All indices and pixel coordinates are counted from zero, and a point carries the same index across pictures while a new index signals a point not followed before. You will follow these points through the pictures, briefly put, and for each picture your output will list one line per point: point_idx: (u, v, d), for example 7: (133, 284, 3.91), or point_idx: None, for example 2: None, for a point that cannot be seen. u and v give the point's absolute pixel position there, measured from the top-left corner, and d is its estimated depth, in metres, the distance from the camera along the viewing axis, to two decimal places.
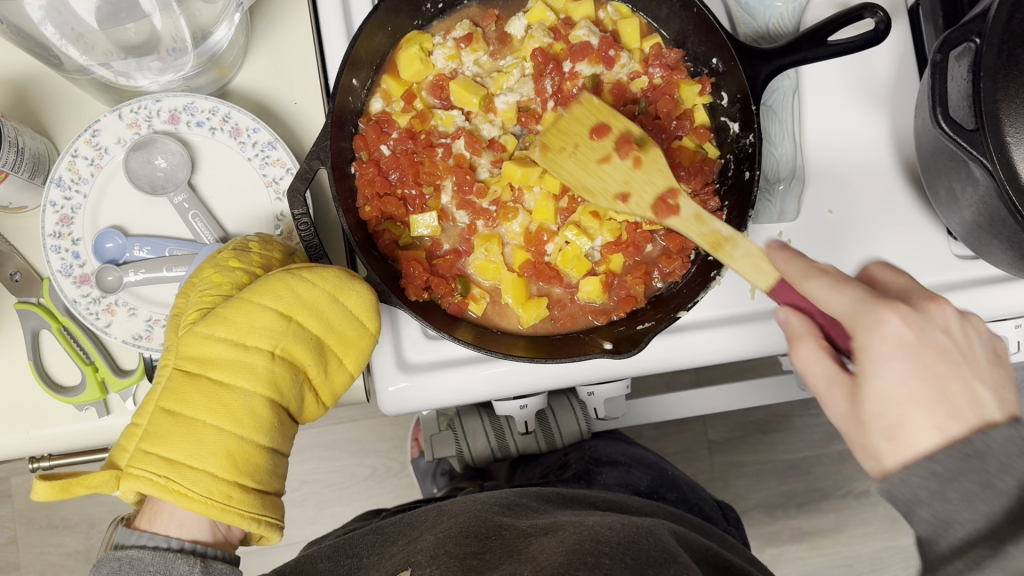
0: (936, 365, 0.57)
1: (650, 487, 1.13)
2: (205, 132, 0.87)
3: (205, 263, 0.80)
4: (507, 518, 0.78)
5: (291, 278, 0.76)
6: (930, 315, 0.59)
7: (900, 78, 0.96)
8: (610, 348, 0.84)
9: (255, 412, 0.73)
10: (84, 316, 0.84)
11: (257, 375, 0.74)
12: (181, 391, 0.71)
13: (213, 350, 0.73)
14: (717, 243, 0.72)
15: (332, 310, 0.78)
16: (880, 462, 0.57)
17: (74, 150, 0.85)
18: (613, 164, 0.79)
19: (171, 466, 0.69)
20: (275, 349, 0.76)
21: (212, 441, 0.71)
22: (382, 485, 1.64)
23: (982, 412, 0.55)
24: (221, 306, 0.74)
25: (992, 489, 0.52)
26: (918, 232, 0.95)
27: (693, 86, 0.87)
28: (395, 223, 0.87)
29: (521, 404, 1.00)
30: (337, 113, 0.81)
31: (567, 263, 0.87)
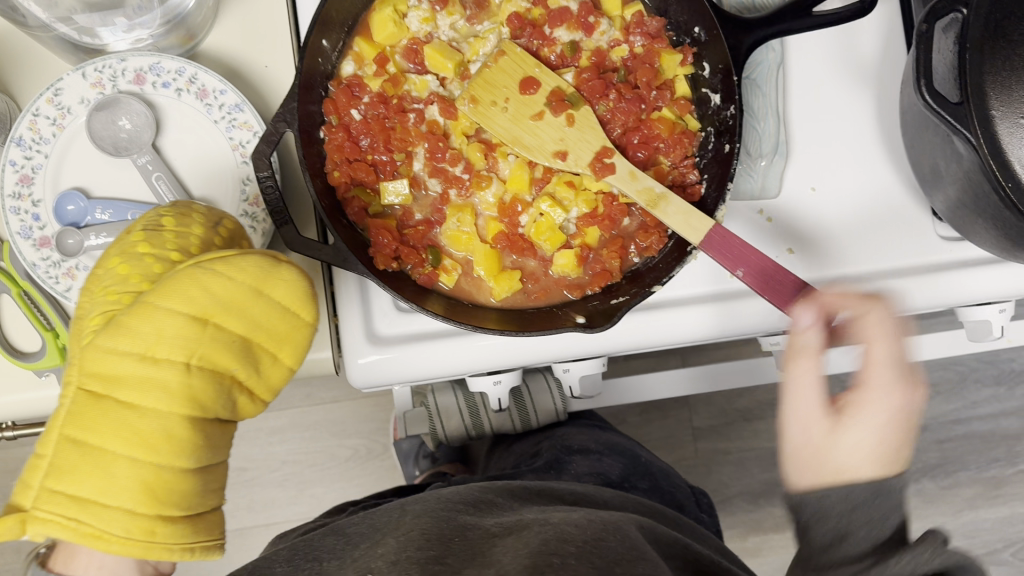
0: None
1: (621, 476, 1.07)
2: (171, 93, 0.84)
3: (112, 247, 0.74)
4: (472, 517, 0.72)
5: (201, 275, 0.70)
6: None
7: (888, 51, 0.93)
8: (582, 322, 0.82)
9: (172, 435, 0.68)
10: (44, 280, 0.82)
11: (171, 393, 0.68)
12: (87, 418, 0.65)
13: (116, 367, 0.67)
14: (652, 200, 0.79)
15: (256, 306, 0.73)
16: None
17: (35, 109, 0.82)
18: (547, 121, 0.82)
19: (82, 505, 0.65)
20: (191, 358, 0.69)
21: (125, 474, 0.66)
22: (364, 468, 1.62)
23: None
24: (125, 315, 0.68)
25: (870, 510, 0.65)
26: (902, 212, 0.92)
27: (675, 55, 0.86)
28: (364, 189, 0.86)
29: (494, 380, 0.97)
30: (306, 74, 0.80)
31: (540, 235, 0.85)
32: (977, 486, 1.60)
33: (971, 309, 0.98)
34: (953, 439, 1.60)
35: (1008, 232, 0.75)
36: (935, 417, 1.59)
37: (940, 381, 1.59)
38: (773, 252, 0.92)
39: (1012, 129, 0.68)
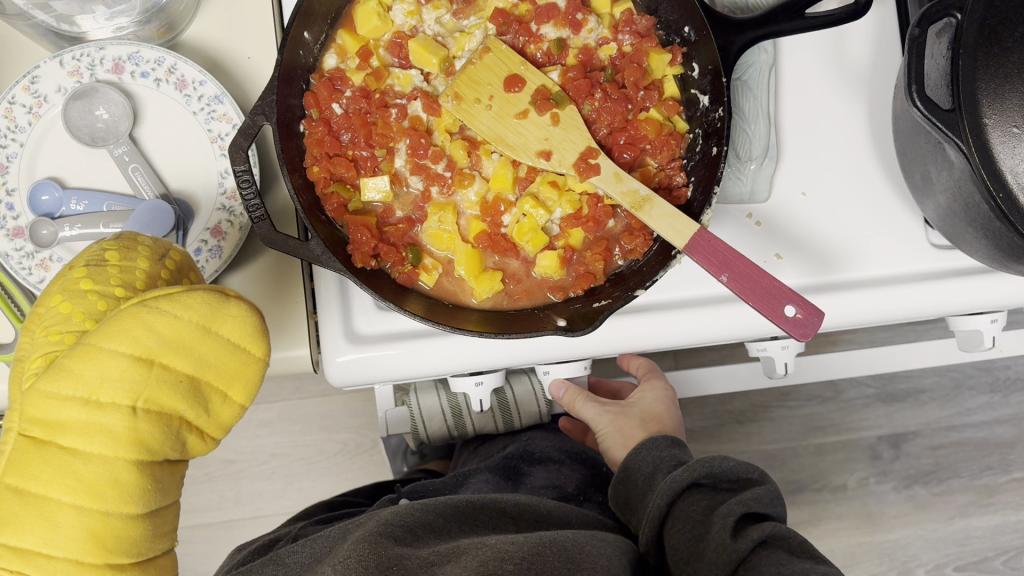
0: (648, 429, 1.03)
1: (578, 489, 1.05)
2: (150, 83, 0.83)
3: (52, 284, 0.68)
4: (405, 547, 0.69)
5: (148, 314, 0.64)
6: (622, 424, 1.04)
7: (880, 55, 0.92)
8: (564, 326, 0.80)
9: (119, 480, 0.61)
10: (16, 271, 0.80)
11: (115, 439, 0.61)
12: (29, 466, 0.59)
13: (59, 413, 0.60)
14: (636, 203, 0.77)
15: (205, 343, 0.67)
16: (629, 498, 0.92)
17: (10, 96, 0.81)
18: (533, 121, 0.81)
19: (25, 557, 0.59)
20: (137, 401, 0.63)
21: (70, 523, 0.59)
22: (352, 462, 1.61)
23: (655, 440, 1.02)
24: (64, 359, 0.61)
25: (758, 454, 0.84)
26: (891, 218, 0.91)
27: (664, 55, 0.84)
28: (344, 186, 0.84)
29: (477, 381, 0.96)
30: (286, 68, 0.78)
31: (522, 236, 0.84)
32: (969, 493, 1.58)
33: (963, 318, 0.96)
34: (946, 445, 1.58)
35: (999, 243, 0.74)
36: (927, 422, 1.58)
37: (933, 387, 1.57)
38: (762, 257, 0.90)
39: (1005, 136, 0.67)
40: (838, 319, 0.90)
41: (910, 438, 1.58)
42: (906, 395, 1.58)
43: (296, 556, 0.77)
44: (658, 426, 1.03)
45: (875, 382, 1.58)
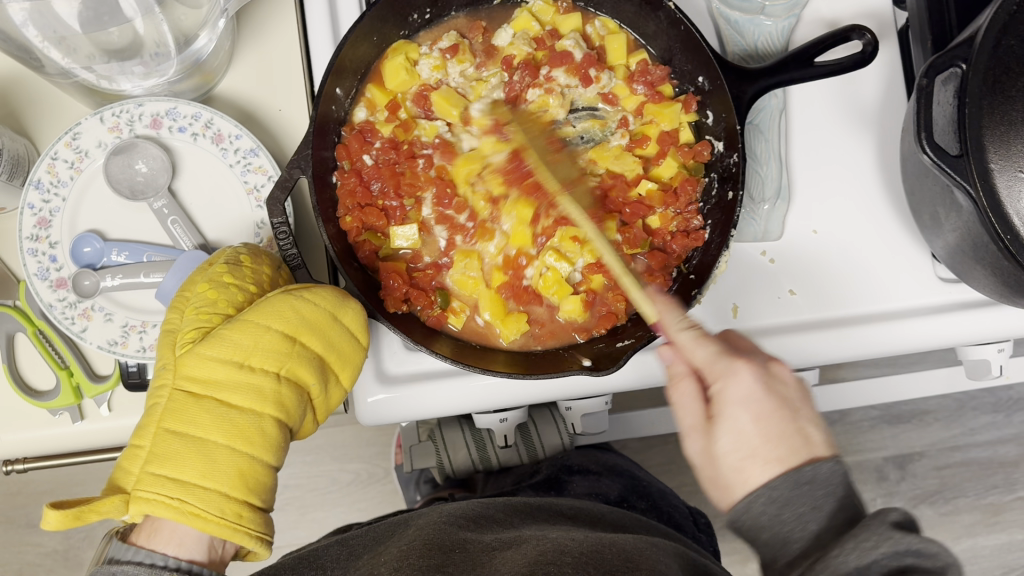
0: (778, 413, 0.66)
1: (620, 496, 1.14)
2: (186, 138, 0.86)
3: (196, 277, 0.76)
4: (472, 533, 0.83)
5: (294, 300, 0.74)
6: (773, 372, 0.68)
7: (887, 98, 0.95)
8: (589, 365, 0.83)
9: (264, 430, 0.70)
10: (60, 321, 0.84)
11: (264, 397, 0.70)
12: (188, 412, 0.68)
13: (216, 372, 0.69)
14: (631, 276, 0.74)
15: (336, 330, 0.76)
16: (730, 495, 0.65)
17: (53, 152, 0.84)
18: (544, 179, 0.84)
19: (184, 487, 0.66)
20: (280, 370, 0.72)
21: (226, 462, 0.67)
22: (363, 492, 1.63)
23: (814, 448, 0.64)
24: (222, 327, 0.70)
25: (820, 509, 0.61)
26: (901, 254, 0.94)
27: (675, 105, 0.88)
28: (375, 233, 0.88)
29: (501, 418, 0.99)
30: (320, 122, 0.81)
31: (547, 289, 0.87)
32: (974, 512, 1.59)
33: (971, 348, 0.99)
34: (952, 465, 1.58)
35: (1007, 281, 0.77)
36: (933, 443, 1.58)
37: (937, 408, 1.58)
38: (776, 293, 0.93)
39: (1011, 182, 0.69)
40: (849, 353, 0.93)
41: (916, 460, 1.58)
42: (910, 416, 1.58)
43: (361, 539, 0.91)
44: (802, 436, 0.65)
45: (880, 405, 1.59)
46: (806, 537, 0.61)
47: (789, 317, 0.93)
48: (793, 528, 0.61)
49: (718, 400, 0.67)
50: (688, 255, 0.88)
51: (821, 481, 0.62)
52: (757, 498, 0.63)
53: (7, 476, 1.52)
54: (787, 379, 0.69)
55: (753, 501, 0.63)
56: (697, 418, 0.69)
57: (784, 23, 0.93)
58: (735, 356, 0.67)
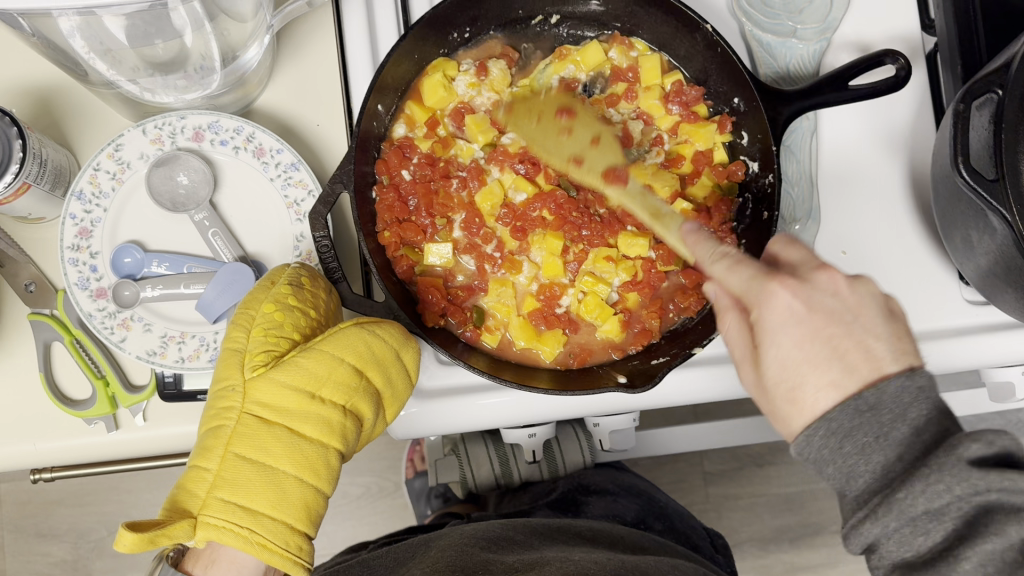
0: (827, 329, 0.59)
1: (636, 517, 1.13)
2: (229, 152, 0.87)
3: (259, 294, 0.76)
4: (493, 554, 0.84)
5: (366, 334, 0.75)
6: (817, 282, 0.61)
7: (918, 123, 0.96)
8: (624, 382, 0.85)
9: (328, 462, 0.71)
10: (99, 330, 0.84)
11: (332, 429, 0.71)
12: (259, 439, 0.68)
13: (288, 400, 0.70)
14: (655, 214, 0.81)
15: (395, 365, 0.78)
16: (788, 427, 0.60)
17: (96, 163, 0.85)
18: (573, 138, 0.89)
19: (252, 515, 0.66)
20: (347, 403, 0.73)
21: (295, 493, 0.68)
22: (374, 506, 1.62)
23: (878, 365, 0.56)
24: (297, 355, 0.71)
25: (885, 439, 0.53)
26: (931, 276, 0.95)
27: (711, 125, 0.89)
28: (411, 249, 0.89)
29: (529, 433, 1.00)
30: (364, 135, 0.83)
31: (588, 312, 0.88)
32: None
33: (994, 370, 0.99)
34: None
35: None
36: None
37: None
38: None
39: None
40: None
41: None
42: None
43: (381, 560, 0.92)
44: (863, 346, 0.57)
45: None
46: (871, 471, 0.54)
47: None
48: (857, 463, 0.54)
49: (758, 331, 0.61)
50: None
51: (886, 407, 0.54)
52: (816, 431, 0.56)
53: (19, 483, 1.52)
54: (837, 287, 0.61)
55: (811, 436, 0.56)
56: (744, 350, 0.65)
57: (815, 46, 0.95)
58: (769, 278, 0.61)
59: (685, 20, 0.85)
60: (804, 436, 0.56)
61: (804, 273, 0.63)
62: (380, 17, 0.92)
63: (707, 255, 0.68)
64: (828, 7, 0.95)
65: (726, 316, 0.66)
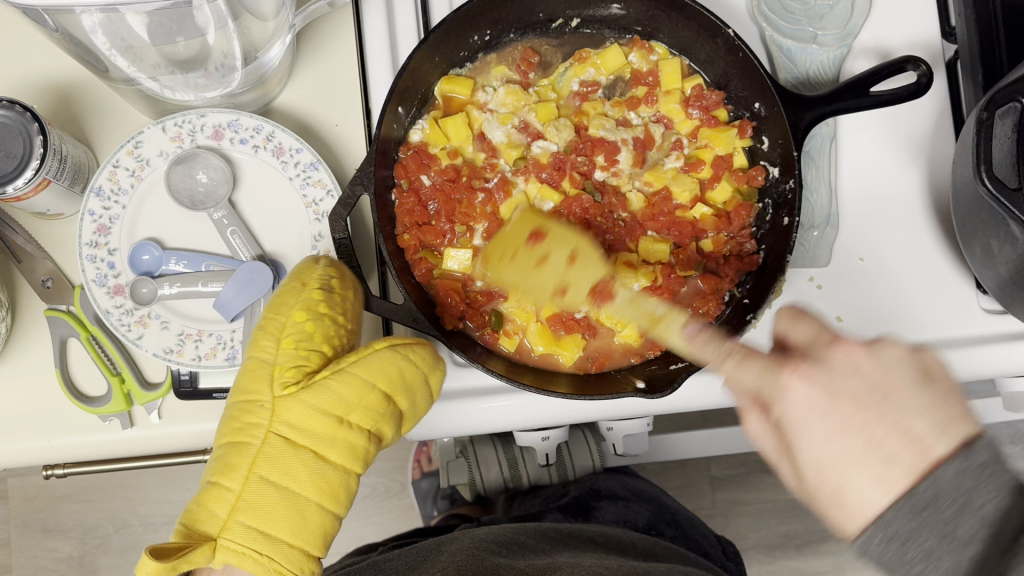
0: (857, 417, 0.57)
1: (647, 524, 1.14)
2: (248, 150, 0.87)
3: (289, 295, 0.77)
4: (504, 558, 0.84)
5: (400, 360, 0.76)
6: (834, 363, 0.59)
7: (937, 132, 0.95)
8: (642, 387, 0.85)
9: (348, 488, 0.73)
10: (116, 327, 0.84)
11: (355, 454, 0.73)
12: (284, 462, 0.70)
13: (316, 424, 0.71)
14: (653, 319, 0.82)
15: (422, 390, 0.79)
16: (843, 530, 0.57)
17: (115, 160, 0.85)
18: (549, 266, 0.85)
19: (271, 541, 0.69)
20: (373, 427, 0.75)
21: (314, 521, 0.71)
22: (380, 505, 1.62)
23: (925, 450, 0.53)
24: (329, 377, 0.72)
25: (952, 539, 0.51)
26: (948, 285, 0.95)
27: (732, 130, 0.89)
28: (430, 251, 0.89)
29: (543, 436, 1.00)
30: (382, 143, 0.82)
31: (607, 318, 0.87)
32: None
33: (1009, 379, 0.98)
34: None
35: None
36: None
37: None
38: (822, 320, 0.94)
39: None
40: None
41: None
42: None
43: (391, 562, 0.92)
44: (907, 430, 0.54)
45: None
46: (946, 573, 0.51)
47: None
48: (922, 565, 0.52)
49: (784, 424, 0.60)
50: (742, 279, 0.90)
51: (944, 500, 0.51)
52: (873, 533, 0.53)
53: (26, 478, 1.52)
54: (856, 365, 0.59)
55: (870, 540, 0.54)
56: (774, 445, 0.63)
57: (836, 52, 0.94)
58: (781, 372, 0.60)
59: (707, 25, 0.85)
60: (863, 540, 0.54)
61: (816, 352, 0.61)
62: (400, 16, 0.92)
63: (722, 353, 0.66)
64: (849, 14, 0.95)
65: (751, 415, 0.64)
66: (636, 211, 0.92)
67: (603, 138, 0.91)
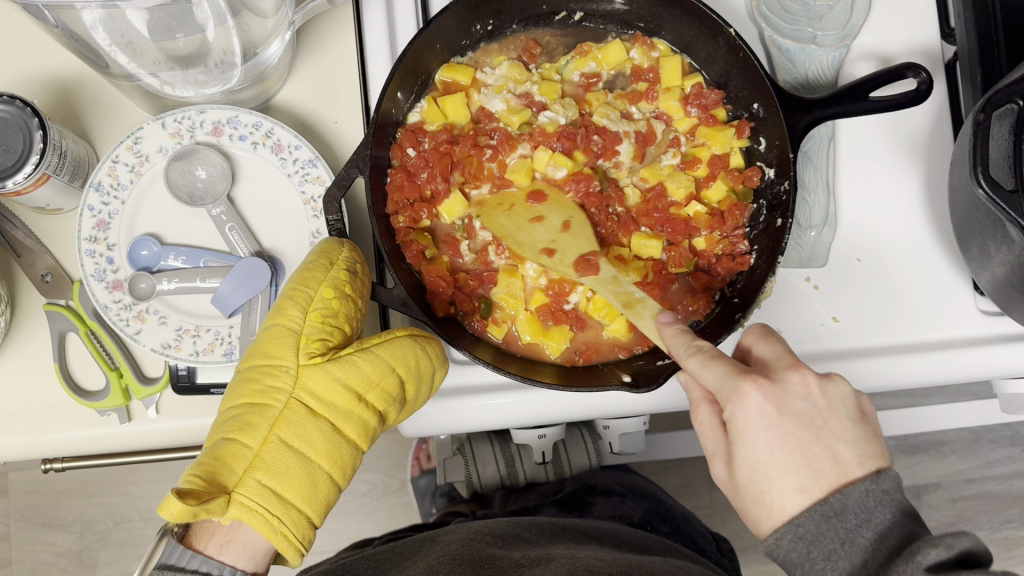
0: (796, 435, 0.63)
1: (642, 518, 1.14)
2: (247, 147, 0.88)
3: (312, 271, 0.77)
4: (500, 549, 0.85)
5: (418, 349, 0.79)
6: (789, 385, 0.64)
7: (935, 134, 0.96)
8: (629, 381, 0.85)
9: (351, 465, 0.76)
10: (115, 322, 0.85)
11: (365, 432, 0.76)
12: (304, 428, 0.73)
13: (335, 398, 0.74)
14: (629, 301, 0.79)
15: (432, 380, 0.81)
16: (759, 527, 0.65)
17: (115, 156, 0.86)
18: (544, 224, 0.88)
19: (283, 503, 0.70)
20: (384, 409, 0.77)
21: (322, 490, 0.73)
22: (378, 502, 1.63)
23: (844, 471, 0.62)
24: (355, 355, 0.75)
25: (852, 545, 0.59)
26: (942, 287, 0.95)
27: (729, 130, 0.89)
28: (423, 234, 0.89)
29: (539, 434, 1.00)
30: (381, 122, 0.82)
31: (597, 310, 0.88)
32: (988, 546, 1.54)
33: (1006, 381, 0.98)
34: (968, 498, 1.54)
35: None
36: (948, 475, 1.54)
37: (954, 440, 1.54)
38: (818, 320, 0.94)
39: None
40: (888, 385, 0.93)
41: (930, 491, 1.54)
42: (926, 447, 1.55)
43: (386, 553, 0.92)
44: (829, 455, 0.62)
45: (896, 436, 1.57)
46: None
47: (829, 343, 0.94)
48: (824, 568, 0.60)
49: (732, 425, 0.64)
50: (733, 279, 0.91)
51: (850, 511, 0.60)
52: (785, 533, 0.61)
53: (27, 473, 1.52)
54: (807, 391, 0.65)
55: (779, 539, 0.62)
56: (718, 445, 0.69)
57: (835, 53, 0.94)
58: (742, 377, 0.64)
59: (709, 24, 0.85)
60: (773, 538, 0.62)
61: (777, 372, 0.66)
62: (399, 13, 0.92)
63: (683, 351, 0.69)
64: (848, 15, 0.95)
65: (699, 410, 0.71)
66: (632, 206, 0.92)
67: (604, 128, 0.90)
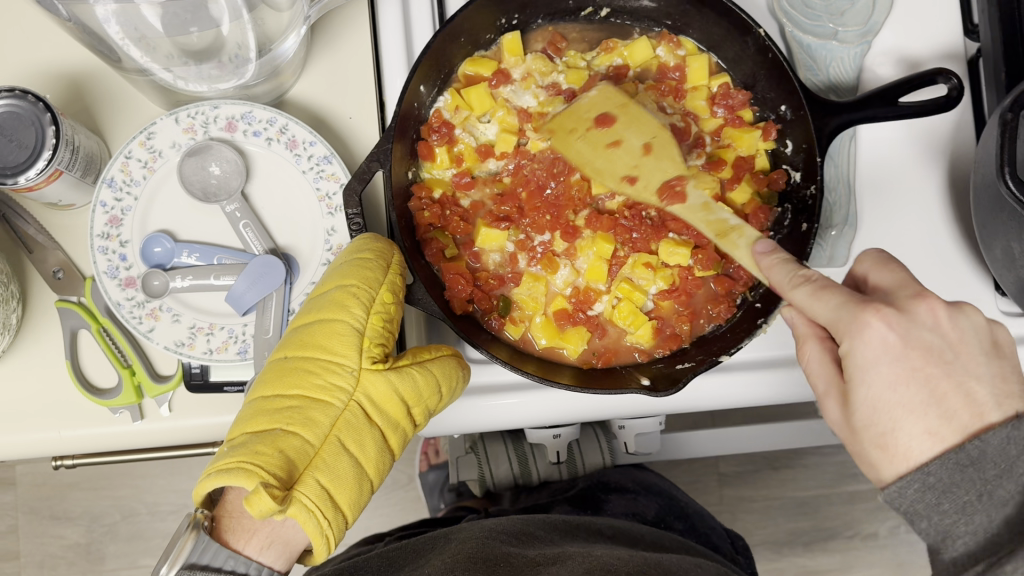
0: (924, 368, 0.60)
1: (656, 517, 1.14)
2: (261, 143, 0.87)
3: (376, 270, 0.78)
4: (514, 547, 0.84)
5: (458, 369, 0.80)
6: (916, 314, 0.61)
7: (958, 133, 0.94)
8: (647, 383, 0.84)
9: (383, 476, 0.75)
10: (128, 319, 0.84)
11: (401, 445, 0.75)
12: (359, 434, 0.71)
13: (388, 407, 0.73)
14: (723, 230, 0.78)
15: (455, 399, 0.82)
16: (879, 473, 0.62)
17: (127, 151, 0.84)
18: (623, 148, 0.84)
19: (334, 507, 0.68)
20: (419, 422, 0.77)
21: (362, 497, 0.71)
22: (387, 497, 1.62)
23: (979, 413, 0.57)
24: (412, 366, 0.75)
25: None
26: (963, 289, 0.94)
27: (755, 132, 0.88)
28: (443, 232, 0.89)
29: (554, 433, 0.99)
30: (404, 115, 0.81)
31: (621, 318, 0.87)
32: None
33: None
34: None
35: None
36: None
37: None
38: None
39: None
40: None
41: None
42: None
43: (398, 551, 0.91)
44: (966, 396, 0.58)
45: None
46: None
47: None
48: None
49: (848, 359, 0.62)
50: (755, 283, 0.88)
51: (989, 461, 0.55)
52: (910, 483, 0.58)
53: (36, 465, 1.52)
54: (937, 321, 0.61)
55: (904, 489, 0.58)
56: (828, 383, 0.66)
57: (856, 49, 0.93)
58: (860, 309, 0.61)
59: (740, 26, 0.84)
60: (897, 488, 0.58)
61: (901, 300, 0.62)
62: (416, 10, 0.91)
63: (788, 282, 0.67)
64: (870, 11, 0.93)
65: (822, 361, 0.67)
66: None
67: None
